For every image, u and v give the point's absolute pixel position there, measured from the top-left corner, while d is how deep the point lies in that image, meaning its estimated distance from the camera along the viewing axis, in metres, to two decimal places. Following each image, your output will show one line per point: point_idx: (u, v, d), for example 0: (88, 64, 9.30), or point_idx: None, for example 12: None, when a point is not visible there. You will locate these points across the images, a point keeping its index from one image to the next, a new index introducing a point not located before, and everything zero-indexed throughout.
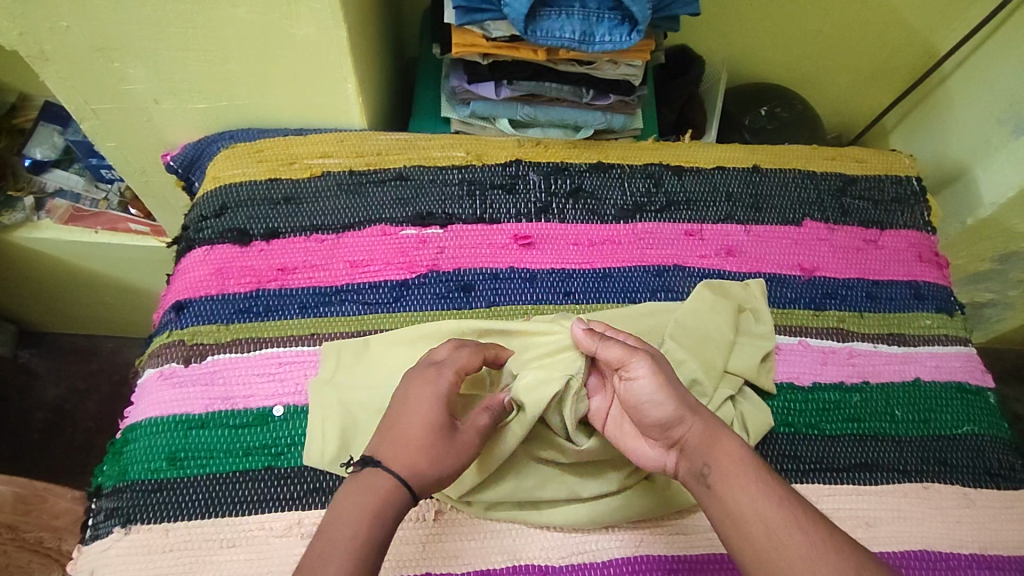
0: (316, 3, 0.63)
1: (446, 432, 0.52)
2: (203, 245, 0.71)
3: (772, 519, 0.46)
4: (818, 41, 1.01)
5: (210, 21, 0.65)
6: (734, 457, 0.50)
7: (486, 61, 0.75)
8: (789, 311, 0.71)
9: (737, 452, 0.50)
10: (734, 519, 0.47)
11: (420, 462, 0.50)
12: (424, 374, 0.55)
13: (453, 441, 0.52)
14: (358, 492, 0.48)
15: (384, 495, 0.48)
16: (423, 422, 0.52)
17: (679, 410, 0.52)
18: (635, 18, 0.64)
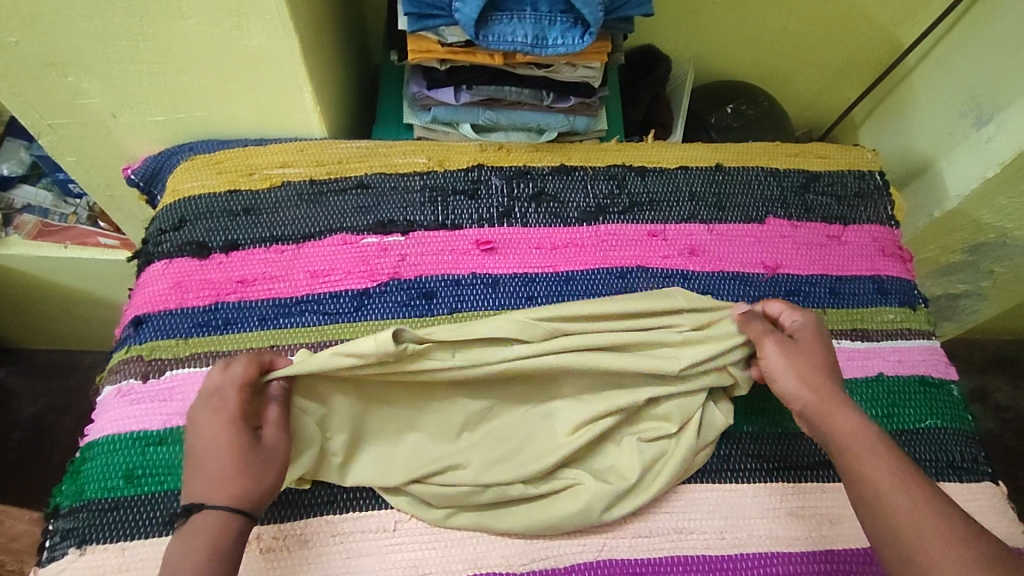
0: (265, 12, 0.62)
1: (251, 452, 0.52)
2: (161, 259, 0.70)
3: (905, 484, 0.51)
4: (783, 36, 1.01)
5: (161, 33, 0.64)
6: (852, 428, 0.54)
7: (444, 66, 0.74)
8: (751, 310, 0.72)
9: (858, 425, 0.55)
10: (866, 481, 0.52)
11: (242, 488, 0.51)
12: (209, 406, 0.53)
13: (259, 455, 0.52)
14: (188, 535, 0.49)
15: (215, 534, 0.49)
16: (218, 450, 0.51)
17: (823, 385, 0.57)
18: (586, 20, 0.64)
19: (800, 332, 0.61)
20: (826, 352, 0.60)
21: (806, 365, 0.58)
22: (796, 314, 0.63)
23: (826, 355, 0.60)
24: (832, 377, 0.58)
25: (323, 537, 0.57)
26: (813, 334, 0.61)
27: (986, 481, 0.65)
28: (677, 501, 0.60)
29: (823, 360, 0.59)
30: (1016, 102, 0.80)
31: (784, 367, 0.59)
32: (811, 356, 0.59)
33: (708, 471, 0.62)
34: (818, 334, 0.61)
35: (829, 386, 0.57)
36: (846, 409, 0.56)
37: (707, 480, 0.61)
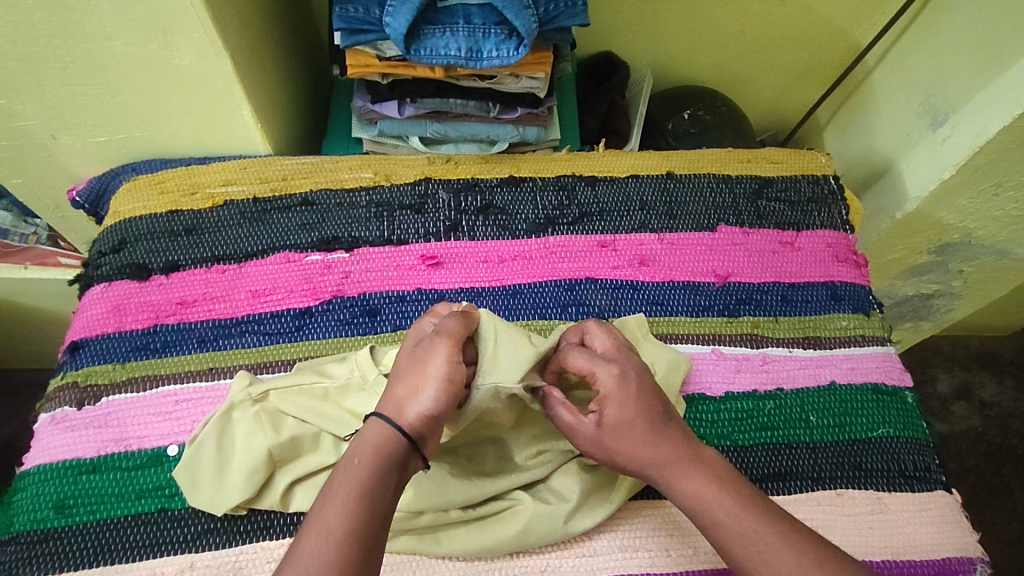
0: (191, 32, 0.62)
1: (409, 360, 0.53)
2: (101, 282, 0.69)
3: (764, 550, 0.47)
4: (742, 40, 1.01)
5: (87, 53, 0.63)
6: (700, 496, 0.50)
7: (386, 80, 0.73)
8: (700, 320, 0.71)
9: (705, 483, 0.50)
10: (725, 549, 0.48)
11: (400, 399, 0.50)
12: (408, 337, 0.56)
13: (415, 363, 0.52)
14: (354, 445, 0.50)
15: (370, 441, 0.49)
16: (397, 366, 0.53)
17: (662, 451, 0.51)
18: (520, 32, 0.63)
19: (607, 399, 0.52)
20: (648, 405, 0.52)
21: (623, 443, 0.52)
22: (598, 372, 0.54)
23: (648, 412, 0.52)
24: (666, 439, 0.52)
25: (258, 563, 0.56)
26: (621, 397, 0.52)
27: (938, 490, 0.64)
28: (619, 519, 0.59)
29: (644, 424, 0.52)
30: (970, 103, 0.79)
31: (618, 440, 0.52)
32: (627, 422, 0.52)
33: (655, 488, 0.61)
34: (628, 392, 0.52)
35: (660, 456, 0.51)
36: (693, 467, 0.51)
37: (654, 497, 0.60)
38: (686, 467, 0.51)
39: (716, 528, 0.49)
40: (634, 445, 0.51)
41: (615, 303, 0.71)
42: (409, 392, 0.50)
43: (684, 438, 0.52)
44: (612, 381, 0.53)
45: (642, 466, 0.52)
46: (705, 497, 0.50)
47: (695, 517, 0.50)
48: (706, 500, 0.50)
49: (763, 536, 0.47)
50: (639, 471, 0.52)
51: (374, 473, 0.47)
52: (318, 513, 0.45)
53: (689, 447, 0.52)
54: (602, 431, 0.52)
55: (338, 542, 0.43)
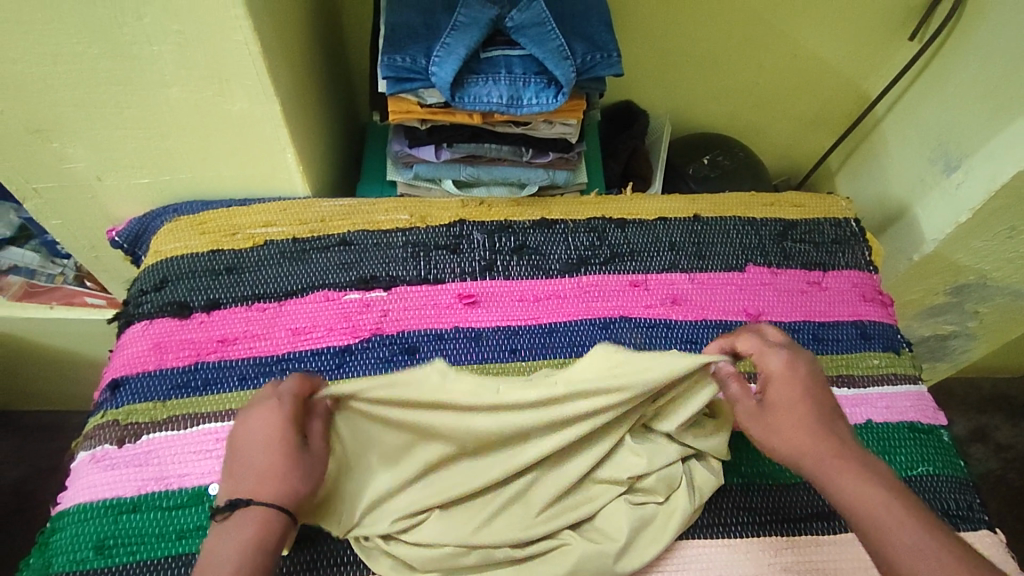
0: (247, 80, 0.65)
1: (299, 454, 0.52)
2: (142, 320, 0.70)
3: (926, 560, 0.45)
4: (756, 90, 1.05)
5: (144, 99, 0.66)
6: (861, 494, 0.49)
7: (424, 126, 0.76)
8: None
9: (865, 484, 0.50)
10: (880, 554, 0.47)
11: (285, 484, 0.51)
12: (260, 408, 0.54)
13: (309, 462, 0.53)
14: (223, 538, 0.48)
15: (250, 540, 0.48)
16: (276, 454, 0.51)
17: (822, 440, 0.53)
18: (559, 81, 0.66)
19: (775, 379, 0.56)
20: (814, 398, 0.55)
21: (786, 429, 0.55)
22: (768, 355, 0.57)
23: (812, 400, 0.55)
24: (829, 431, 0.54)
25: None
26: (789, 379, 0.56)
27: (981, 529, 0.63)
28: (665, 559, 0.58)
29: (807, 410, 0.55)
30: (982, 149, 0.83)
31: (778, 421, 0.55)
32: (794, 408, 0.55)
33: (700, 527, 0.60)
34: (795, 379, 0.56)
35: (820, 444, 0.53)
36: (851, 470, 0.51)
37: (699, 537, 0.60)
38: (846, 463, 0.51)
39: (873, 530, 0.48)
40: (795, 430, 0.54)
41: (650, 341, 0.72)
42: (298, 476, 0.51)
43: (848, 438, 0.53)
44: (784, 369, 0.57)
45: (796, 457, 0.54)
46: (865, 498, 0.49)
47: (849, 515, 0.50)
48: (868, 503, 0.49)
49: (935, 551, 0.45)
50: (793, 456, 0.54)
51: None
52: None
53: (853, 448, 0.53)
54: (762, 411, 0.56)
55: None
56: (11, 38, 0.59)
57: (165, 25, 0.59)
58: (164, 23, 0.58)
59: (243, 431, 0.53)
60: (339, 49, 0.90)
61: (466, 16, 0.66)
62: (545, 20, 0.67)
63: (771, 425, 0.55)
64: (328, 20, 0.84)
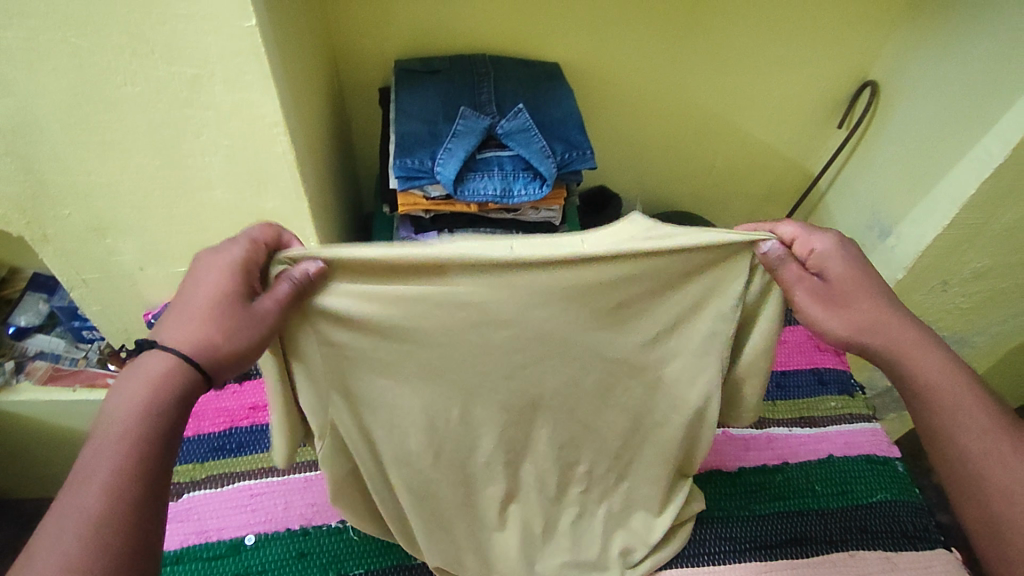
0: (281, 182, 0.77)
1: (237, 304, 0.48)
2: None
3: (1001, 451, 0.52)
4: (714, 173, 1.20)
5: (192, 201, 0.78)
6: (939, 375, 0.54)
7: (429, 215, 0.88)
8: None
9: (939, 367, 0.54)
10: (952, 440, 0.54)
11: (210, 338, 0.47)
12: (212, 256, 0.50)
13: (248, 315, 0.47)
14: (114, 408, 0.44)
15: (151, 399, 0.44)
16: (214, 303, 0.47)
17: (881, 318, 0.54)
18: (542, 174, 0.80)
19: (831, 259, 0.54)
20: (869, 275, 0.55)
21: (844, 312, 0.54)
22: (816, 239, 0.54)
23: (869, 280, 0.55)
24: (888, 306, 0.55)
25: None
26: (838, 256, 0.54)
27: (939, 548, 0.70)
28: None
29: (867, 289, 0.55)
30: (907, 216, 0.97)
31: (838, 307, 0.55)
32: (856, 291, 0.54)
33: (687, 557, 0.68)
34: (845, 260, 0.55)
35: (890, 326, 0.54)
36: (927, 352, 0.54)
37: (685, 565, 0.68)
38: (914, 347, 0.55)
39: (950, 417, 0.54)
40: (863, 313, 0.54)
41: None
42: (219, 328, 0.47)
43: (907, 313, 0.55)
44: (835, 248, 0.54)
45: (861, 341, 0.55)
46: (938, 383, 0.54)
47: (925, 397, 0.54)
48: (941, 388, 0.54)
49: (1000, 444, 0.52)
50: (847, 342, 0.55)
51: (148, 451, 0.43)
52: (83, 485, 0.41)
53: (917, 325, 0.55)
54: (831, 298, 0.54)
55: (109, 532, 0.40)
56: (90, 154, 0.71)
57: (218, 140, 0.71)
58: (217, 138, 0.71)
59: (190, 279, 0.50)
60: (349, 151, 1.04)
61: (464, 125, 0.81)
62: (531, 126, 0.81)
63: (832, 311, 0.55)
64: (342, 129, 0.98)
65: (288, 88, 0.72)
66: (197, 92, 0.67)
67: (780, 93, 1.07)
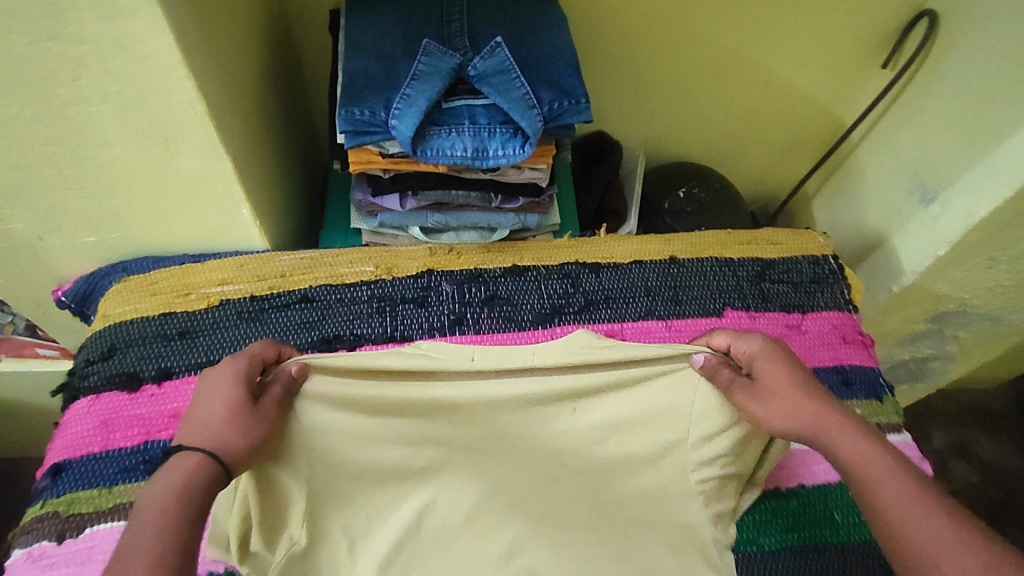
0: (193, 137, 0.60)
1: (245, 405, 0.50)
2: (88, 396, 0.65)
3: (922, 523, 0.47)
4: (732, 118, 1.03)
5: (86, 159, 0.62)
6: (861, 449, 0.52)
7: (388, 174, 0.72)
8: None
9: (868, 446, 0.52)
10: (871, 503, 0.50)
11: (222, 438, 0.49)
12: (218, 375, 0.53)
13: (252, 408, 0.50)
14: (165, 477, 0.48)
15: (176, 482, 0.47)
16: (228, 405, 0.50)
17: (807, 411, 0.54)
18: (525, 131, 0.63)
19: (757, 357, 0.57)
20: (798, 370, 0.56)
21: (775, 400, 0.54)
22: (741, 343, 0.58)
23: (798, 371, 0.56)
24: (813, 394, 0.55)
25: None
26: (770, 355, 0.57)
27: None
28: None
29: (798, 378, 0.55)
30: (957, 182, 0.81)
31: (766, 397, 0.54)
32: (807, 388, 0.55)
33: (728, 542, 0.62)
34: (769, 361, 0.56)
35: (819, 418, 0.53)
36: (849, 434, 0.53)
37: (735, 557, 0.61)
38: (844, 431, 0.53)
39: (882, 487, 0.50)
40: (789, 403, 0.54)
41: None
42: (228, 427, 0.49)
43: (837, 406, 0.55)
44: (756, 351, 0.57)
45: (793, 431, 0.54)
46: (867, 459, 0.51)
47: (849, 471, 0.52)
48: (870, 461, 0.51)
49: (919, 498, 0.49)
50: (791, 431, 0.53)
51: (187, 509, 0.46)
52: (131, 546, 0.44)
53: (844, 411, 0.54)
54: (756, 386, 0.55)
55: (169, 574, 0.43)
56: None
57: (103, 86, 0.55)
58: (101, 84, 0.54)
59: (202, 399, 0.52)
60: (295, 90, 0.86)
61: (427, 65, 0.64)
62: (511, 67, 0.64)
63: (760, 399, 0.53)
64: (283, 63, 0.80)
65: (189, 15, 0.54)
66: (59, 22, 0.49)
67: (820, 23, 0.88)
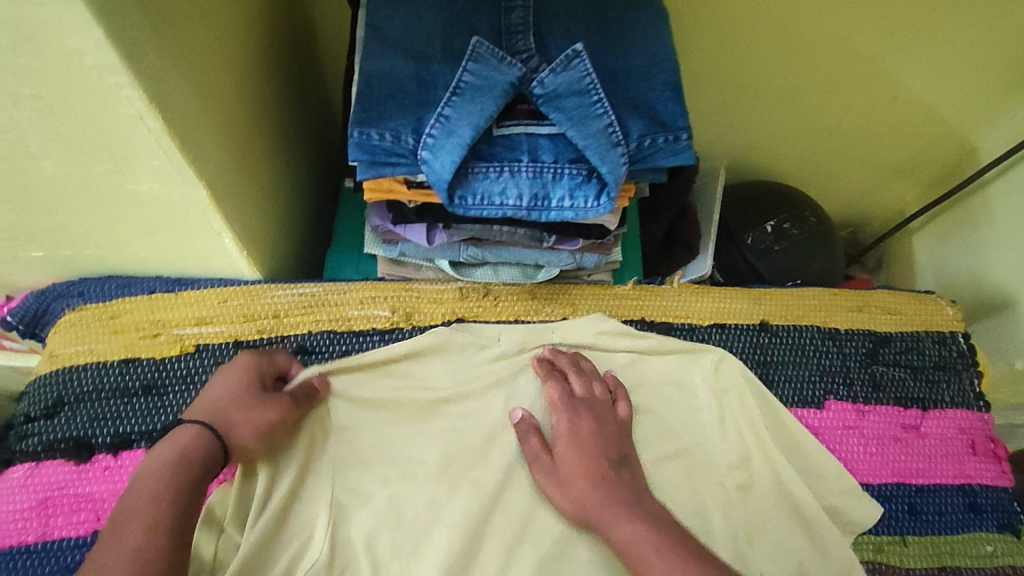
0: (151, 159, 0.45)
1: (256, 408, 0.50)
2: (25, 464, 0.53)
3: None
4: (836, 132, 0.84)
5: (14, 173, 0.47)
6: (635, 536, 0.47)
7: (413, 204, 0.56)
8: (790, 546, 0.54)
9: (647, 534, 0.47)
10: None
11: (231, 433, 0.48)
12: (235, 363, 0.52)
13: (261, 410, 0.50)
14: (157, 471, 0.45)
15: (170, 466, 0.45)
16: (239, 396, 0.50)
17: (596, 487, 0.50)
18: (603, 177, 0.46)
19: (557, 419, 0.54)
20: (597, 441, 0.52)
21: (578, 474, 0.51)
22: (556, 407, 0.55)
23: (597, 438, 0.53)
24: (608, 478, 0.50)
25: None
26: (573, 436, 0.53)
27: None
28: None
29: (591, 446, 0.52)
30: None
31: (565, 472, 0.51)
32: (603, 424, 0.54)
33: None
34: (583, 429, 0.53)
35: (598, 500, 0.49)
36: (630, 519, 0.48)
37: None
38: (617, 512, 0.48)
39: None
40: (575, 482, 0.51)
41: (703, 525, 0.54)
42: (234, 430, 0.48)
43: (628, 487, 0.50)
44: (561, 417, 0.54)
45: (581, 509, 0.50)
46: (647, 550, 0.46)
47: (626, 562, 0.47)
48: (653, 554, 0.46)
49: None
50: (580, 514, 0.50)
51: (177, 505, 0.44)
52: (115, 538, 0.42)
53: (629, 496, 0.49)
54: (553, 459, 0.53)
55: None
56: None
57: (12, 89, 0.39)
58: (7, 86, 0.39)
59: (211, 384, 0.51)
60: (300, 69, 0.68)
61: (476, 75, 0.46)
62: (590, 86, 0.46)
63: (563, 473, 0.52)
64: (284, 37, 0.63)
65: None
66: None
67: (970, 26, 0.69)
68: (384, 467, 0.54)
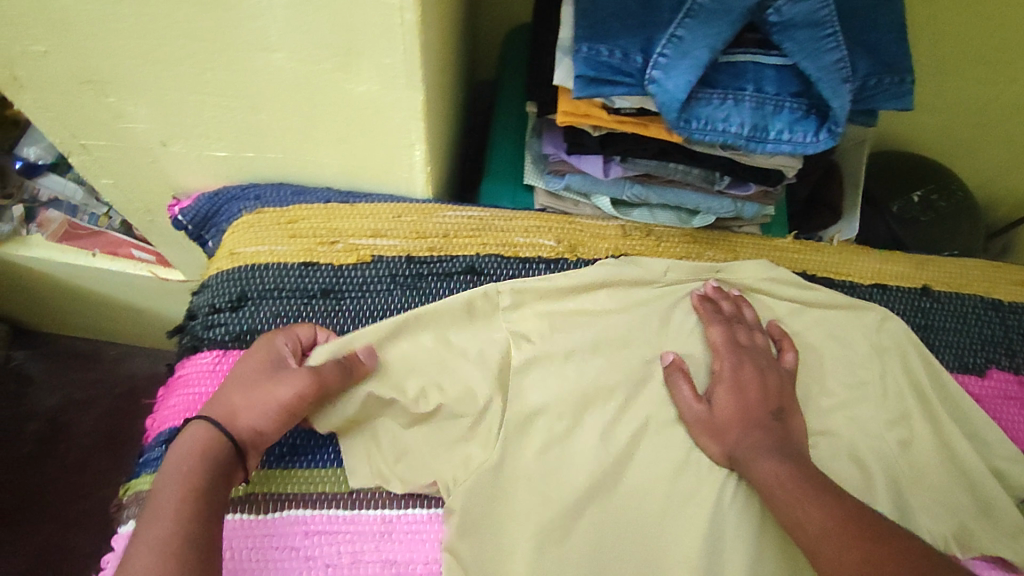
0: (384, 57, 0.46)
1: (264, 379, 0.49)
2: (213, 350, 0.56)
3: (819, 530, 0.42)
4: (989, 106, 0.81)
5: (238, 63, 0.48)
6: (774, 470, 0.47)
7: (599, 133, 0.55)
8: (951, 505, 0.54)
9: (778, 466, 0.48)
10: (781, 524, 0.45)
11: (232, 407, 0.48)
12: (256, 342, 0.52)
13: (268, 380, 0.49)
14: (175, 461, 0.44)
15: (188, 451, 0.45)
16: (249, 371, 0.50)
17: (745, 424, 0.51)
18: (828, 112, 0.46)
19: (718, 353, 0.55)
20: (758, 390, 0.53)
21: (732, 408, 0.52)
22: (710, 330, 0.56)
23: (759, 384, 0.53)
24: (756, 418, 0.52)
25: None
26: (738, 365, 0.54)
27: None
28: None
29: (750, 393, 0.53)
30: None
31: (724, 408, 0.53)
32: (765, 375, 0.54)
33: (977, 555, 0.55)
34: (745, 371, 0.54)
35: (737, 438, 0.51)
36: (768, 454, 0.49)
37: None
38: (762, 449, 0.49)
39: (787, 504, 0.45)
40: (725, 415, 0.52)
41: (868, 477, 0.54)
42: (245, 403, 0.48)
43: (776, 432, 0.51)
44: (721, 359, 0.55)
45: (727, 446, 0.52)
46: (775, 481, 0.47)
47: (761, 494, 0.48)
48: (783, 485, 0.46)
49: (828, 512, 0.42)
50: (725, 452, 0.52)
51: (207, 500, 0.42)
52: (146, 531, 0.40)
53: (784, 444, 0.50)
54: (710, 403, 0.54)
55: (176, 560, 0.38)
56: None
57: None
58: None
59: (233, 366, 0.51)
60: None
61: None
62: (827, 17, 0.45)
63: (715, 417, 0.53)
64: None
65: None
66: None
67: None
68: (554, 389, 0.55)
